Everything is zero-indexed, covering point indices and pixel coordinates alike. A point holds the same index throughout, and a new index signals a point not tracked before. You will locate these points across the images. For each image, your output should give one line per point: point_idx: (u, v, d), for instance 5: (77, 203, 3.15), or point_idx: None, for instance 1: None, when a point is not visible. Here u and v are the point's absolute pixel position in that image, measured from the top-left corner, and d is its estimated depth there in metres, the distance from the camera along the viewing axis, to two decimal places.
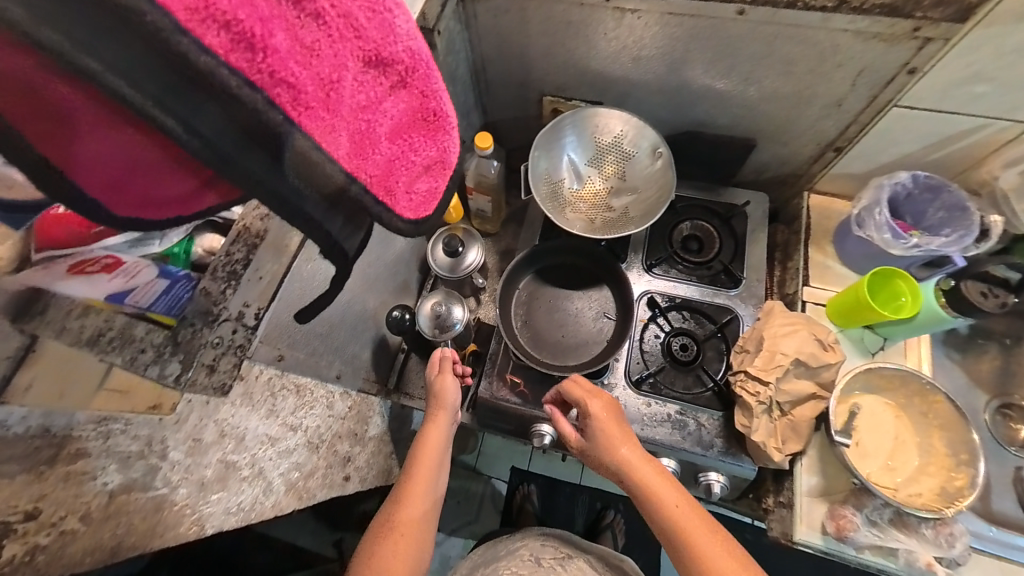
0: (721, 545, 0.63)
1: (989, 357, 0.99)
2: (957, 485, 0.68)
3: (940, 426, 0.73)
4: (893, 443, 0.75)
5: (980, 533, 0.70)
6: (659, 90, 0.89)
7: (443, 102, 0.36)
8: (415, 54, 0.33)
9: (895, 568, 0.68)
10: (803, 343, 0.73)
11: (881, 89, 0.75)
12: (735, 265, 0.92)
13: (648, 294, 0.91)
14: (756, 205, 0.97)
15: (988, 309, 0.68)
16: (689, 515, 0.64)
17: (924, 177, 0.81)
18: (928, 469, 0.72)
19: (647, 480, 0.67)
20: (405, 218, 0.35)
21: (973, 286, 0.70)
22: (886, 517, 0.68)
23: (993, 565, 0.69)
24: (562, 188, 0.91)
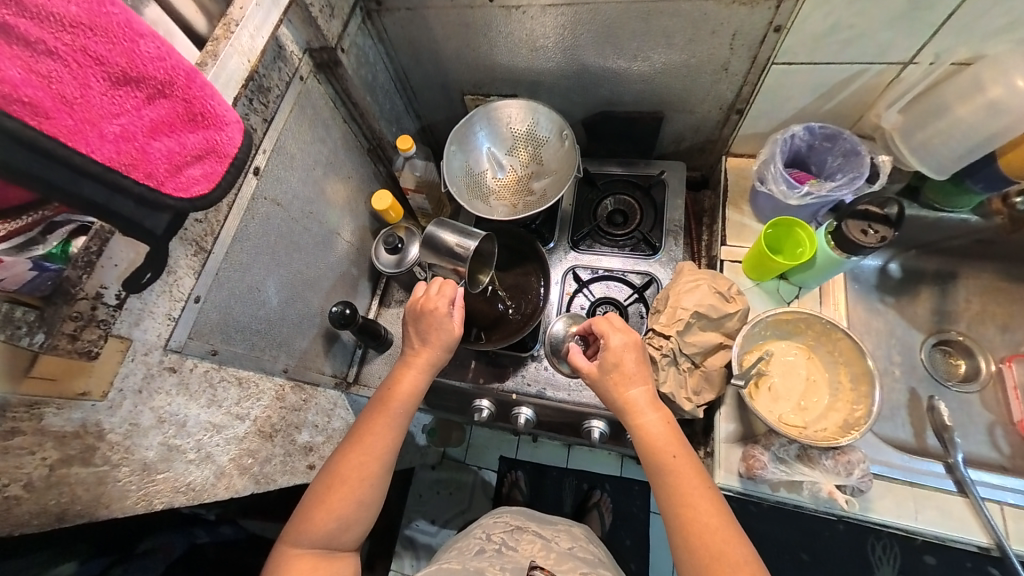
0: (712, 512, 0.59)
1: (926, 297, 0.98)
2: (857, 416, 0.70)
3: (846, 363, 0.75)
4: (803, 384, 0.77)
5: (892, 463, 0.73)
6: (564, 76, 0.95)
7: (209, 103, 0.42)
8: (170, 71, 0.38)
9: (806, 501, 0.71)
10: (703, 295, 0.77)
11: (757, 49, 0.79)
12: (655, 234, 0.96)
13: (573, 269, 0.96)
14: (674, 174, 1.01)
15: (872, 245, 0.71)
16: (693, 479, 0.61)
17: (817, 128, 0.84)
18: (836, 405, 0.74)
19: (662, 440, 0.64)
20: (176, 197, 0.41)
21: (855, 225, 0.73)
22: (792, 453, 0.71)
23: (905, 491, 0.71)
24: (483, 178, 0.97)
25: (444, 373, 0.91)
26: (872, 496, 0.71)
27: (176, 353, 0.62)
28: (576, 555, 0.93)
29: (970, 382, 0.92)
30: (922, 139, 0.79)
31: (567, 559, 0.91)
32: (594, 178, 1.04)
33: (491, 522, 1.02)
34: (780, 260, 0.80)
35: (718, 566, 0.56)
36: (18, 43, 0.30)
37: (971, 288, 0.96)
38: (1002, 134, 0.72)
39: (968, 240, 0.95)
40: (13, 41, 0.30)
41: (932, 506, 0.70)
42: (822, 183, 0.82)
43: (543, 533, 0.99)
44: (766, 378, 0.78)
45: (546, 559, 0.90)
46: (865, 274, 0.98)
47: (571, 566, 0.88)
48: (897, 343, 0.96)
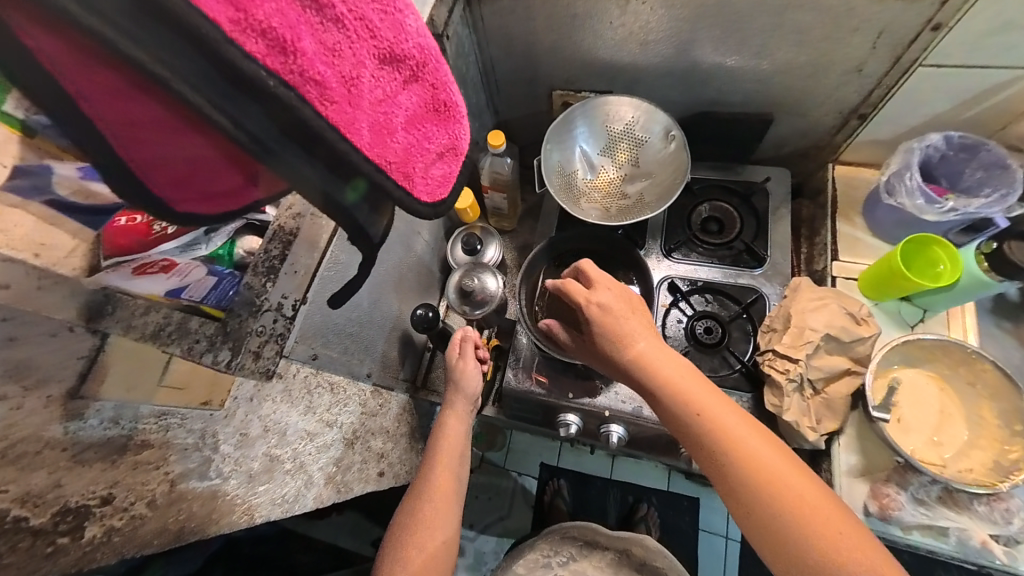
0: (782, 462, 0.50)
1: None
2: (1012, 458, 0.64)
3: (990, 397, 0.69)
4: (937, 416, 0.71)
5: None
6: (669, 74, 0.89)
7: (451, 92, 0.38)
8: (424, 50, 0.34)
9: (947, 548, 0.65)
10: (832, 313, 0.71)
11: (904, 50, 0.72)
12: (758, 244, 0.91)
13: (668, 279, 0.90)
14: (778, 181, 0.95)
15: None
16: (751, 437, 0.52)
17: (957, 137, 0.77)
18: (978, 442, 0.68)
19: (699, 399, 0.54)
20: (423, 202, 0.37)
21: (1018, 247, 0.67)
22: (933, 494, 0.65)
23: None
24: (575, 179, 0.92)
25: (525, 384, 0.87)
26: None
27: (285, 358, 0.57)
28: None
29: None
30: None
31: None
32: (688, 183, 0.98)
33: (561, 536, 0.96)
34: (916, 280, 0.74)
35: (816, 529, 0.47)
36: (312, 7, 0.27)
37: None
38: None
39: None
40: (308, 4, 0.26)
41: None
42: (966, 199, 0.76)
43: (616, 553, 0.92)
44: (896, 409, 0.71)
45: None
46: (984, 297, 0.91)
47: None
48: (1013, 371, 0.89)
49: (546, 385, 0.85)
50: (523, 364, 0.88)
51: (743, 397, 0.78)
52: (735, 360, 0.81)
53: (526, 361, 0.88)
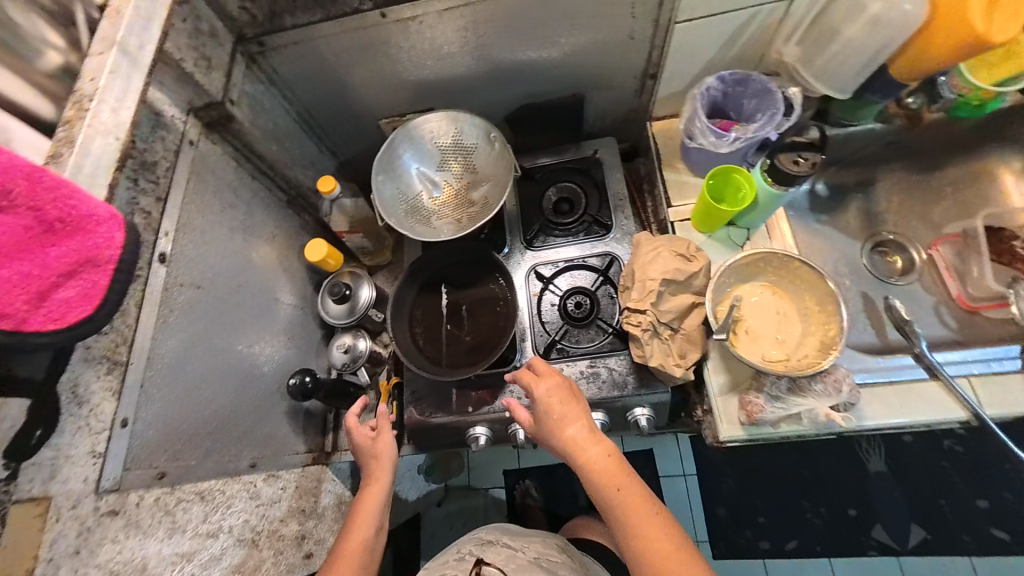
0: (660, 531, 0.59)
1: (855, 207, 1.05)
2: (832, 335, 0.74)
3: (809, 288, 0.78)
4: (777, 318, 0.79)
5: (869, 368, 0.76)
6: (476, 79, 0.91)
7: (79, 209, 0.42)
8: (22, 179, 0.38)
9: (807, 429, 0.73)
10: (667, 257, 0.78)
11: (658, 12, 0.79)
12: (603, 212, 0.95)
13: (534, 269, 0.92)
14: (606, 151, 1.00)
15: (803, 172, 0.73)
16: (644, 510, 0.61)
17: (728, 75, 0.87)
18: (810, 330, 0.77)
19: (609, 475, 0.64)
20: (45, 330, 0.41)
21: (785, 157, 0.76)
22: (783, 387, 0.73)
23: (890, 391, 0.75)
24: (421, 201, 0.91)
25: (429, 413, 0.86)
26: (864, 404, 0.74)
27: (115, 492, 0.53)
28: (546, 561, 0.90)
29: (910, 273, 0.99)
30: (819, 63, 0.81)
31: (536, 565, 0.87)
32: (531, 173, 1.01)
33: (468, 539, 0.99)
34: (725, 208, 0.82)
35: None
36: None
37: (888, 188, 1.04)
38: (893, 43, 0.74)
39: (877, 146, 1.01)
40: None
41: (920, 397, 0.74)
42: (746, 126, 0.84)
43: (513, 544, 0.96)
44: (742, 323, 0.79)
45: (504, 564, 0.87)
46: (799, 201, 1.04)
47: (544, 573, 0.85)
48: (839, 258, 1.03)
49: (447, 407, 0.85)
50: (422, 396, 0.87)
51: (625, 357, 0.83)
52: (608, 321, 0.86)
53: (423, 393, 0.87)
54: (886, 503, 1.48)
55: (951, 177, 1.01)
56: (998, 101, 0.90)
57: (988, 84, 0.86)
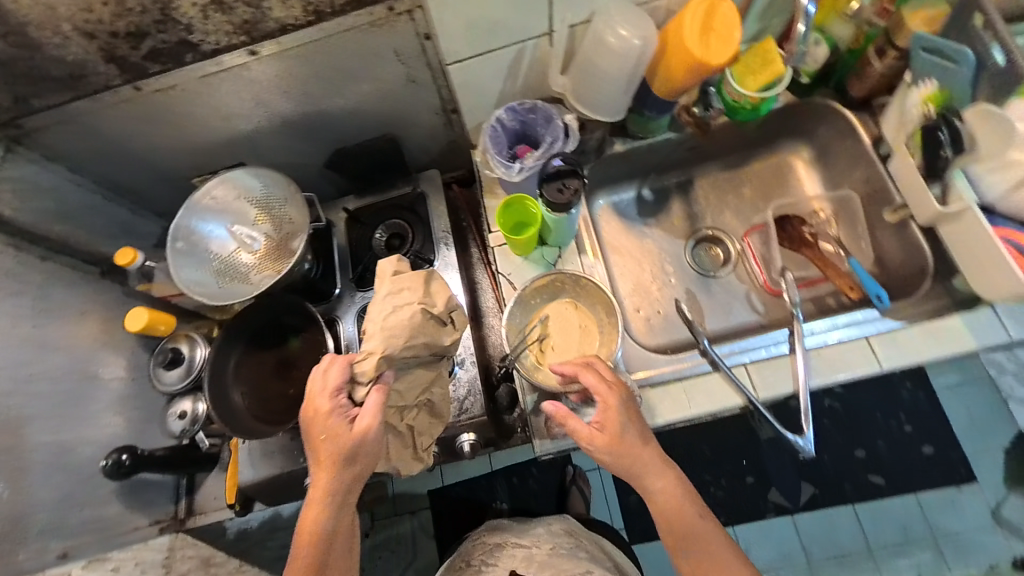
0: (711, 545, 0.70)
1: (678, 205, 1.09)
2: (613, 345, 0.79)
3: (598, 301, 0.83)
4: (580, 334, 0.83)
5: (659, 369, 0.81)
6: (273, 134, 0.89)
7: None
8: None
9: None
10: (410, 330, 0.66)
11: (426, 56, 0.80)
12: (427, 248, 0.96)
13: (363, 309, 0.94)
14: (430, 183, 1.01)
15: (572, 201, 0.77)
16: (714, 527, 0.71)
17: (517, 105, 0.87)
18: (604, 341, 0.82)
19: (679, 495, 0.71)
20: None
21: (553, 186, 0.79)
22: (576, 399, 0.78)
23: (678, 392, 0.79)
24: (239, 260, 0.89)
25: (260, 471, 0.86)
26: (655, 404, 0.79)
27: None
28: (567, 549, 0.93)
29: (727, 265, 1.03)
30: (583, 92, 0.84)
31: (562, 561, 0.91)
32: (358, 215, 1.01)
33: (472, 543, 1.00)
34: (520, 236, 0.85)
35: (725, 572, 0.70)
36: None
37: (706, 186, 1.09)
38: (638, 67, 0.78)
39: (688, 153, 1.05)
40: None
41: (705, 392, 0.79)
42: (532, 155, 0.85)
43: (522, 542, 0.97)
44: (546, 342, 0.83)
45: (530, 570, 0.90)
46: (625, 208, 1.09)
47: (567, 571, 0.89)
48: (667, 257, 1.05)
49: (278, 463, 0.85)
50: (253, 457, 0.86)
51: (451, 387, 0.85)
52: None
53: (254, 454, 0.86)
54: (775, 466, 1.56)
55: (759, 170, 1.07)
56: (772, 101, 0.91)
57: (755, 90, 0.88)
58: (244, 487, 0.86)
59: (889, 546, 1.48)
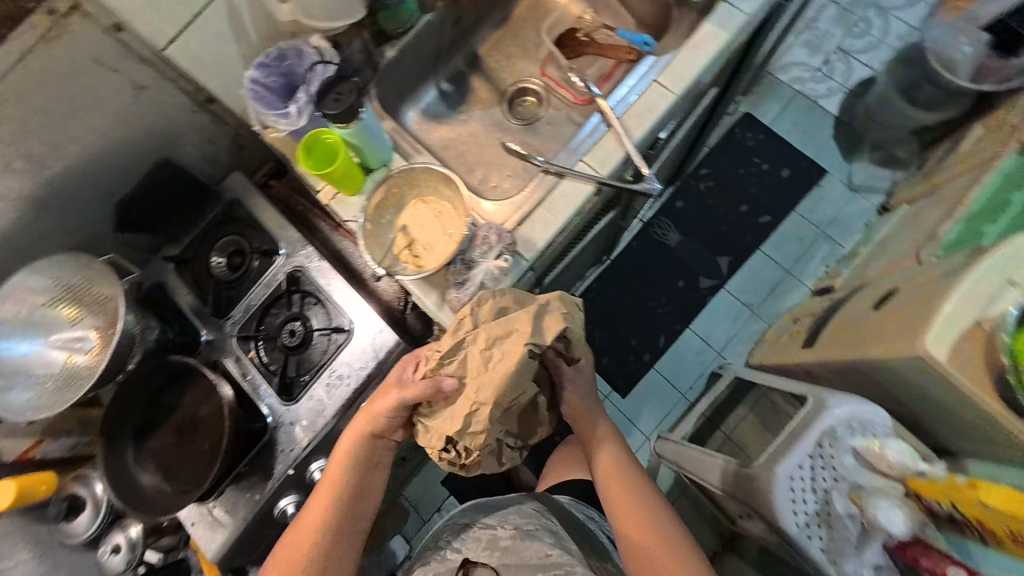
0: (645, 520, 0.75)
1: (477, 81, 1.13)
2: (458, 196, 0.76)
3: (426, 177, 0.78)
4: (439, 222, 0.77)
5: (521, 204, 0.80)
6: (42, 212, 0.84)
7: None
8: None
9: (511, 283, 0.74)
10: (507, 374, 0.62)
11: (134, 50, 0.76)
12: (264, 240, 0.84)
13: (231, 335, 0.79)
14: (236, 184, 0.90)
15: (352, 97, 0.74)
16: (628, 519, 0.75)
17: (263, 59, 0.81)
18: (454, 203, 0.77)
19: (613, 476, 0.80)
20: None
21: (329, 99, 0.74)
22: (463, 269, 0.73)
23: (543, 212, 0.80)
24: (71, 366, 0.80)
25: (222, 526, 0.73)
26: (534, 234, 0.78)
27: None
28: (531, 531, 0.83)
29: (541, 104, 1.09)
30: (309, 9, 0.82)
31: (527, 541, 0.81)
32: (184, 257, 0.87)
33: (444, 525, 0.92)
34: (336, 167, 0.76)
35: (646, 548, 0.73)
36: None
37: (488, 52, 1.14)
38: None
39: (455, 29, 1.07)
40: None
41: (562, 198, 0.81)
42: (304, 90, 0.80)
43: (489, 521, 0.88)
44: (410, 243, 0.77)
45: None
46: (432, 109, 1.10)
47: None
48: (491, 128, 1.08)
49: (238, 510, 0.73)
50: (209, 518, 0.73)
51: (358, 345, 0.75)
52: (322, 323, 0.77)
53: (208, 515, 0.73)
54: (691, 256, 1.75)
55: (522, 14, 1.13)
56: None
57: None
58: (214, 562, 0.72)
59: (798, 259, 1.72)
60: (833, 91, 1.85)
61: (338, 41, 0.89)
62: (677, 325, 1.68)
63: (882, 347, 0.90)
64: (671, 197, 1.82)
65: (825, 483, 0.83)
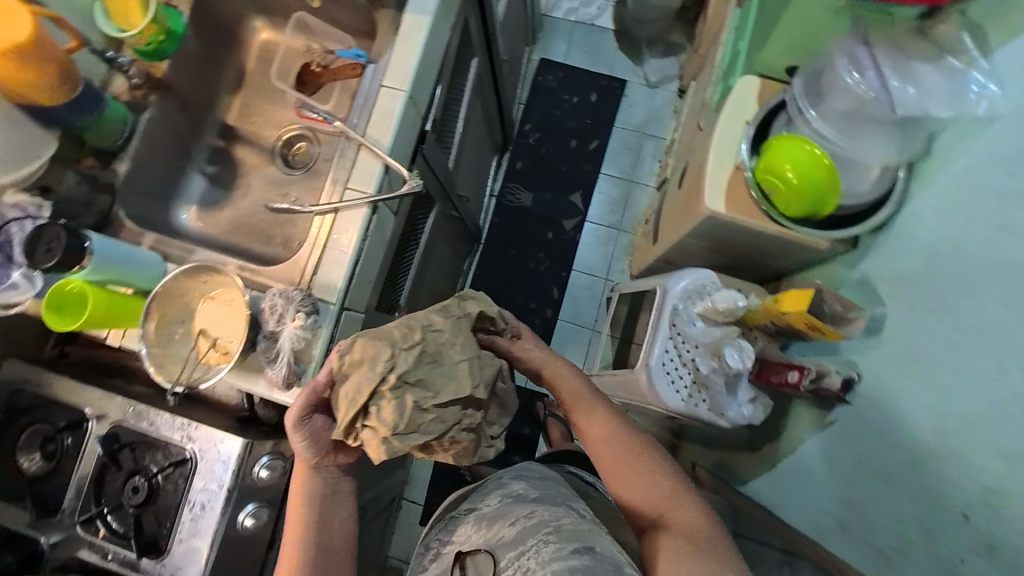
0: (615, 439, 0.68)
1: (240, 148, 1.09)
2: (234, 277, 0.74)
3: (197, 275, 0.76)
4: (230, 310, 0.75)
5: (305, 256, 0.80)
6: None
7: None
8: None
9: (326, 332, 0.76)
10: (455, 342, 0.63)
11: None
12: (66, 413, 0.76)
13: (75, 526, 0.72)
14: (16, 372, 0.80)
15: (63, 240, 0.69)
16: (600, 443, 0.68)
17: None
18: (234, 286, 0.75)
19: (576, 404, 0.71)
20: None
21: (42, 254, 0.69)
22: (270, 346, 0.72)
23: (329, 252, 0.80)
24: None
25: None
26: (330, 276, 0.79)
27: None
28: (519, 491, 0.64)
29: (312, 146, 1.08)
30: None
31: (519, 505, 0.62)
32: None
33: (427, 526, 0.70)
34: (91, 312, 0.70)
35: (620, 468, 0.66)
36: None
37: (238, 117, 1.10)
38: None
39: (188, 111, 1.02)
40: None
41: (342, 230, 0.82)
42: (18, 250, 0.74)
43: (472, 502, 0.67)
44: (210, 345, 0.74)
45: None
46: (206, 196, 1.05)
47: (558, 552, 0.52)
48: (274, 188, 1.06)
49: None
50: None
51: (204, 466, 0.70)
52: (164, 463, 0.72)
53: None
54: (547, 205, 1.83)
55: (253, 68, 1.11)
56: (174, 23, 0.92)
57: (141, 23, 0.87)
58: None
59: (633, 167, 1.86)
60: (599, 10, 1.98)
61: (50, 183, 0.83)
62: (564, 271, 1.77)
63: (689, 223, 1.01)
64: (509, 162, 1.88)
65: (689, 353, 0.94)
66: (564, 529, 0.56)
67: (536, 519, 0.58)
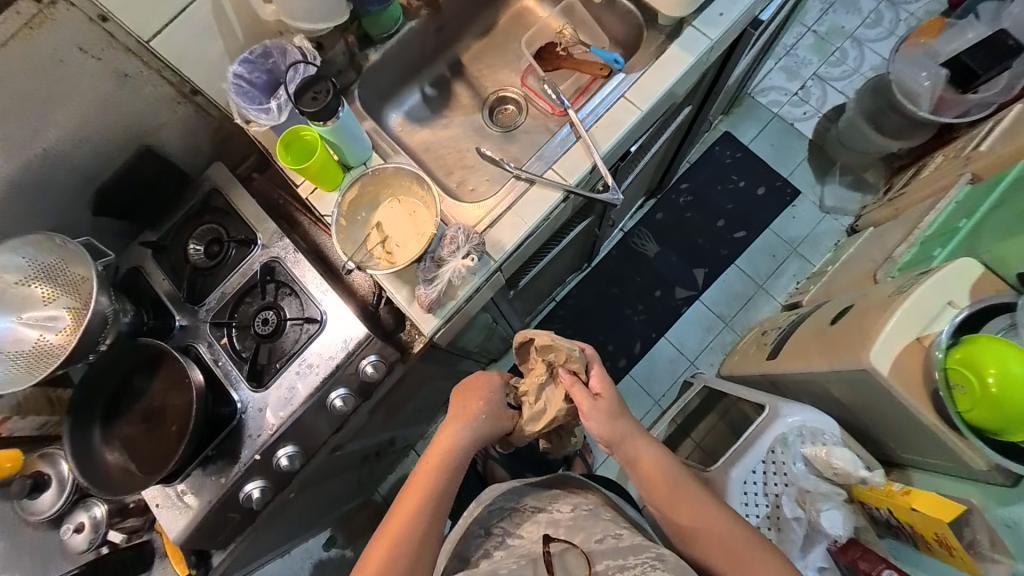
0: (714, 518, 0.70)
1: (458, 86, 1.17)
2: (431, 194, 0.79)
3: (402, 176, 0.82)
4: (410, 219, 0.80)
5: (491, 205, 0.84)
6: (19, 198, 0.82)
7: None
8: None
9: (476, 280, 0.79)
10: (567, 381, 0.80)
11: (119, 43, 0.75)
12: (241, 228, 0.85)
13: (204, 322, 0.81)
14: (217, 173, 0.89)
15: (330, 96, 0.75)
16: (704, 520, 0.70)
17: (247, 55, 0.84)
18: (426, 201, 0.80)
19: (657, 479, 0.73)
20: None
21: (307, 96, 0.76)
22: (431, 267, 0.76)
23: (510, 216, 0.83)
24: None
25: (187, 502, 0.74)
26: (502, 235, 0.82)
27: None
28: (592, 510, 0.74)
29: (519, 114, 1.14)
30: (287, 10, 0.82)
31: (591, 519, 0.72)
32: (161, 243, 0.87)
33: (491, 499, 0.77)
34: (313, 163, 0.78)
35: (726, 553, 0.68)
36: None
37: (470, 60, 1.18)
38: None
39: (438, 36, 1.11)
40: None
41: (529, 203, 0.85)
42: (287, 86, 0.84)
43: (543, 505, 0.76)
44: (382, 239, 0.79)
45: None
46: (414, 111, 1.13)
47: None
48: (471, 133, 1.13)
49: (200, 492, 0.74)
50: (174, 495, 0.75)
51: (327, 335, 0.77)
52: (296, 313, 0.79)
53: (174, 492, 0.74)
54: (666, 266, 1.80)
55: (502, 25, 1.19)
56: None
57: None
58: (178, 545, 0.73)
59: (769, 275, 1.78)
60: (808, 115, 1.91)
61: (324, 44, 0.92)
62: (652, 334, 1.74)
63: (830, 362, 0.95)
64: (650, 209, 1.87)
65: (777, 487, 0.89)
66: (669, 561, 0.61)
67: (626, 542, 0.66)
